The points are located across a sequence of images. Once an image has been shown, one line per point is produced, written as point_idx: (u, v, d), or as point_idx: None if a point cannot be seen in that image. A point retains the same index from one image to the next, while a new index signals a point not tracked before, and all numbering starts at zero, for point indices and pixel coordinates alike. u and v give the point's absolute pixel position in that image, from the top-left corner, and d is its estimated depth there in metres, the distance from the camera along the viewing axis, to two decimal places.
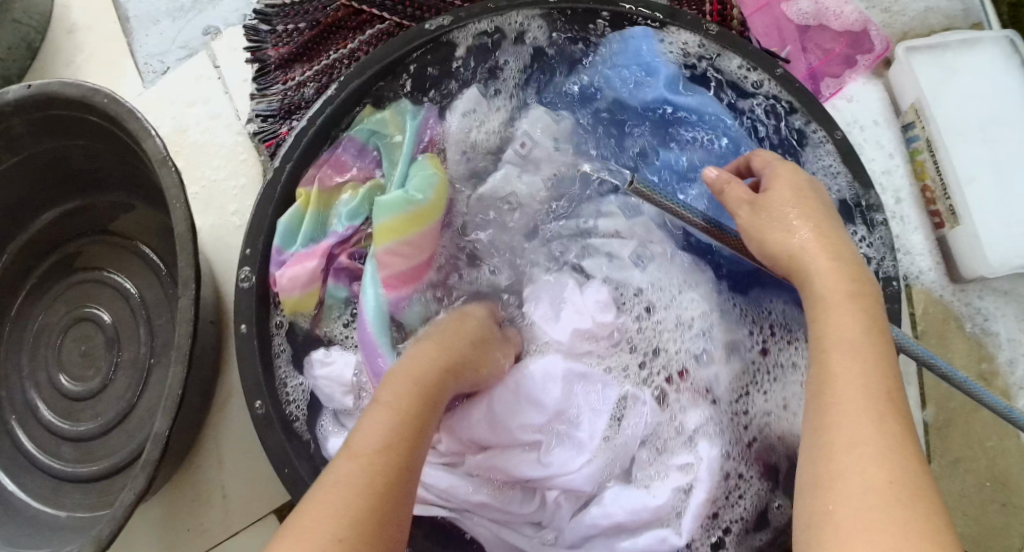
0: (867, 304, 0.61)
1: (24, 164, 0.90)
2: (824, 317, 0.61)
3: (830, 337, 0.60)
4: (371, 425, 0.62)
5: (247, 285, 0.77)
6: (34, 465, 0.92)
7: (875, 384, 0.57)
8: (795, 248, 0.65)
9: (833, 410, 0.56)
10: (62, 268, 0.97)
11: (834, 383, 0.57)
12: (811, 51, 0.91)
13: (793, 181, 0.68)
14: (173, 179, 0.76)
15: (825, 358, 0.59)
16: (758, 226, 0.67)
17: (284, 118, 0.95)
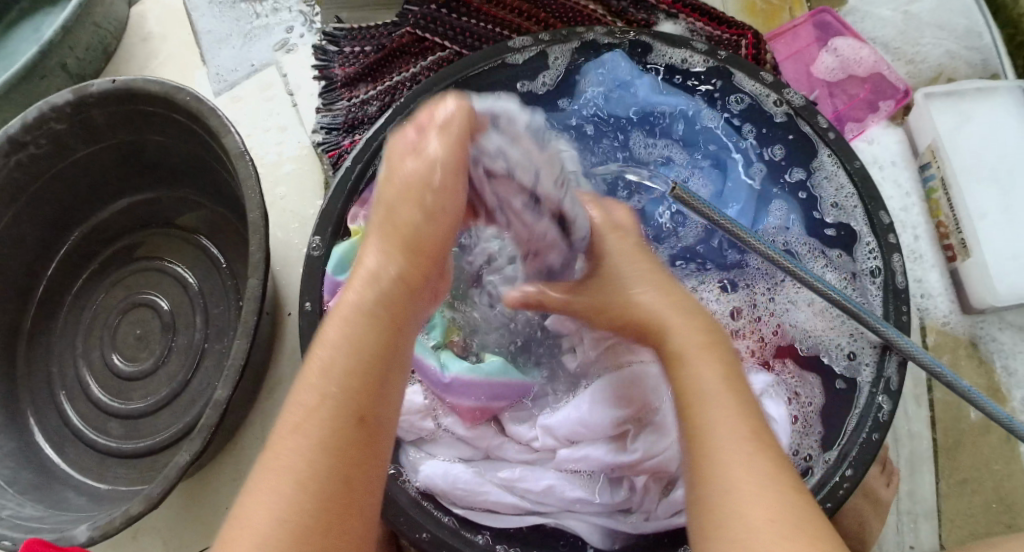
0: (721, 350, 0.64)
1: (98, 154, 0.97)
2: (689, 368, 0.62)
3: (705, 389, 0.61)
4: (325, 351, 0.58)
5: (317, 253, 0.82)
6: (80, 439, 0.96)
7: (742, 430, 0.59)
8: (646, 310, 0.66)
9: (709, 462, 0.58)
10: (122, 255, 1.03)
11: (713, 431, 0.59)
12: (838, 96, 0.98)
13: (620, 250, 0.70)
14: (249, 170, 0.82)
15: (688, 412, 0.61)
16: (601, 290, 0.69)
17: (347, 132, 1.02)
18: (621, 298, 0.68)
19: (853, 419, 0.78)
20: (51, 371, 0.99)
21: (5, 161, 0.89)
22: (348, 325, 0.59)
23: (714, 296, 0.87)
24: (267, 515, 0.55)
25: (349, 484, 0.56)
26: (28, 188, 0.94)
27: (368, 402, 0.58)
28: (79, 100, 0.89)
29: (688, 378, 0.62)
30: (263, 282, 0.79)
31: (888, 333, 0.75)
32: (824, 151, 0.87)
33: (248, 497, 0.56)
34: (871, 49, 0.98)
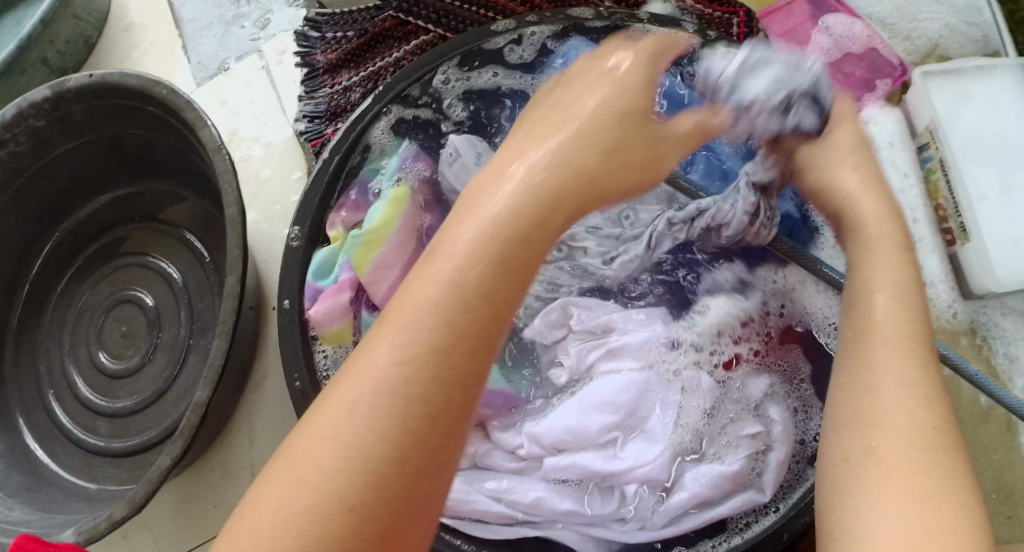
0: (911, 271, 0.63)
1: (78, 149, 0.95)
2: (879, 269, 0.62)
3: (879, 293, 0.61)
4: (457, 248, 0.56)
5: (296, 242, 0.79)
6: (68, 438, 0.96)
7: (915, 340, 0.58)
8: (843, 197, 0.67)
9: (880, 354, 0.58)
10: (107, 252, 1.02)
11: (880, 334, 0.59)
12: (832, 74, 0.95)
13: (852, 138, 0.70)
14: (226, 164, 0.81)
15: (870, 306, 0.61)
16: (812, 166, 0.71)
17: (330, 120, 1.00)
18: (850, 207, 0.67)
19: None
20: (39, 370, 0.99)
21: None
22: (498, 212, 0.57)
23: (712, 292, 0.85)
24: (353, 415, 0.52)
25: (450, 361, 0.53)
26: (9, 186, 0.92)
27: (499, 295, 0.56)
28: (56, 96, 0.88)
29: (865, 311, 0.61)
30: (241, 279, 0.78)
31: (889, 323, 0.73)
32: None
33: (337, 384, 0.54)
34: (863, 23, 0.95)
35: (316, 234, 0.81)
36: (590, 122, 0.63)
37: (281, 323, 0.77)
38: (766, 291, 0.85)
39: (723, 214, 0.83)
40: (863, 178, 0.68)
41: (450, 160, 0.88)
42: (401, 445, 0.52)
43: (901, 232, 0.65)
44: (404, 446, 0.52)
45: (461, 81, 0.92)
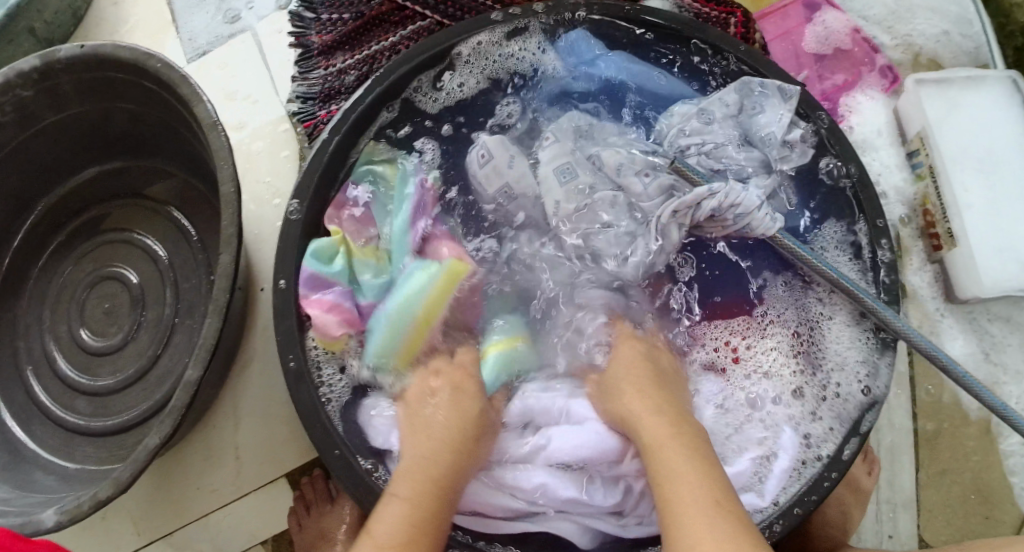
0: (696, 445, 0.67)
1: (64, 122, 0.93)
2: (662, 455, 0.66)
3: (665, 474, 0.64)
4: (385, 521, 0.65)
5: (295, 218, 0.78)
6: (47, 416, 0.94)
7: (707, 501, 0.61)
8: (626, 413, 0.73)
9: (674, 527, 0.60)
10: (92, 226, 1.00)
11: (671, 511, 0.62)
12: (825, 77, 0.97)
13: (633, 355, 0.79)
14: (222, 141, 0.79)
15: (662, 489, 0.64)
16: (603, 392, 0.78)
17: (323, 102, 0.99)
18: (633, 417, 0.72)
19: (860, 405, 0.79)
20: (17, 347, 0.96)
21: None
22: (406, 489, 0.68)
23: (733, 313, 0.86)
24: None
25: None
26: None
27: (434, 530, 0.66)
28: (45, 66, 0.85)
29: (663, 482, 0.64)
30: (236, 258, 0.77)
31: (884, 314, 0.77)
32: (790, 108, 0.85)
33: None
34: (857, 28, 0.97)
35: (312, 214, 0.80)
36: (460, 410, 0.76)
37: (276, 304, 0.76)
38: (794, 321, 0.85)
39: (735, 194, 0.80)
40: (629, 392, 0.74)
41: (481, 162, 0.87)
42: None
43: (685, 423, 0.70)
44: None
45: (448, 82, 0.89)
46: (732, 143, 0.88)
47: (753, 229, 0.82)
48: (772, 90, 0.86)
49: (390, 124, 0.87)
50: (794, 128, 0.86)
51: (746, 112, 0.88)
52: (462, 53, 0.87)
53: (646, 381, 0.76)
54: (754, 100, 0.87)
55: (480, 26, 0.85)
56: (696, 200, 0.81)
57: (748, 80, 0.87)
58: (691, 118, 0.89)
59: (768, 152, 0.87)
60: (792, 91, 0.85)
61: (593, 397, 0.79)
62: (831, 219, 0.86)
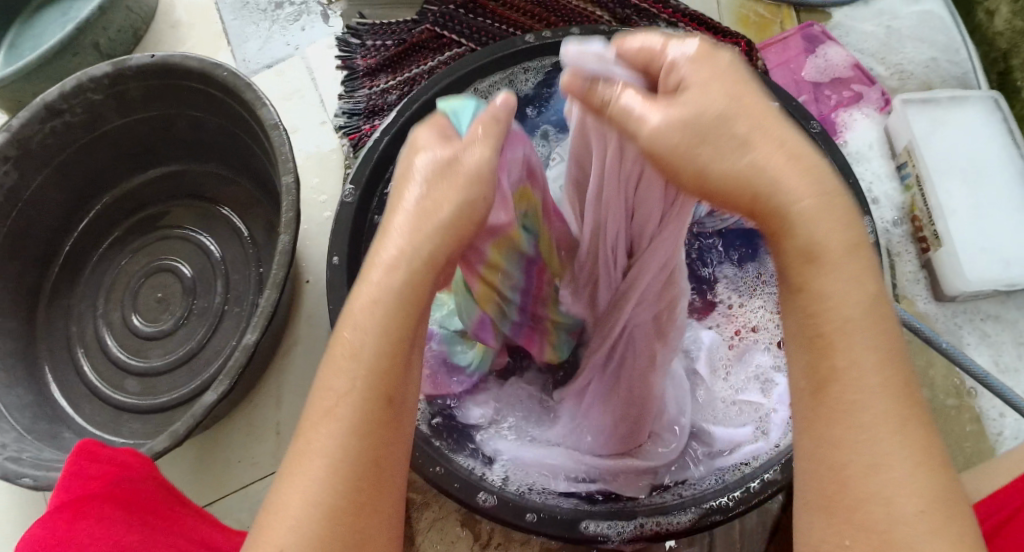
0: (863, 260, 0.51)
1: (129, 126, 1.02)
2: (829, 274, 0.51)
3: (835, 311, 0.50)
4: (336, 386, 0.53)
5: (349, 201, 0.87)
6: (95, 395, 0.99)
7: (886, 365, 0.50)
8: (751, 169, 0.51)
9: (847, 390, 0.50)
10: (148, 225, 1.09)
11: (842, 379, 0.50)
12: (822, 102, 1.08)
13: (718, 73, 0.53)
14: (282, 139, 0.88)
15: (824, 337, 0.50)
16: (699, 153, 0.52)
17: (368, 117, 1.09)
18: (783, 219, 0.51)
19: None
20: (70, 330, 1.03)
21: (42, 125, 0.93)
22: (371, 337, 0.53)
23: (730, 272, 0.91)
24: (314, 493, 0.51)
25: (385, 472, 0.52)
26: (61, 153, 0.98)
27: (398, 383, 0.54)
28: (117, 73, 0.94)
29: (836, 322, 0.50)
30: (292, 241, 0.85)
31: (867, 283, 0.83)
32: None
33: (296, 464, 0.52)
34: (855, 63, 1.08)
35: (363, 202, 0.88)
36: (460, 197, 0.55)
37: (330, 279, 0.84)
38: None
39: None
40: (752, 162, 0.52)
41: None
42: (365, 496, 0.51)
43: (864, 253, 0.51)
44: (360, 499, 0.51)
45: None
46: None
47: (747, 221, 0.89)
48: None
49: None
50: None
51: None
52: (491, 73, 0.95)
53: (825, 196, 0.51)
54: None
55: (509, 48, 0.95)
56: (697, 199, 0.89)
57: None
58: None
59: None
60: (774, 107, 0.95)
61: (682, 151, 0.52)
62: None
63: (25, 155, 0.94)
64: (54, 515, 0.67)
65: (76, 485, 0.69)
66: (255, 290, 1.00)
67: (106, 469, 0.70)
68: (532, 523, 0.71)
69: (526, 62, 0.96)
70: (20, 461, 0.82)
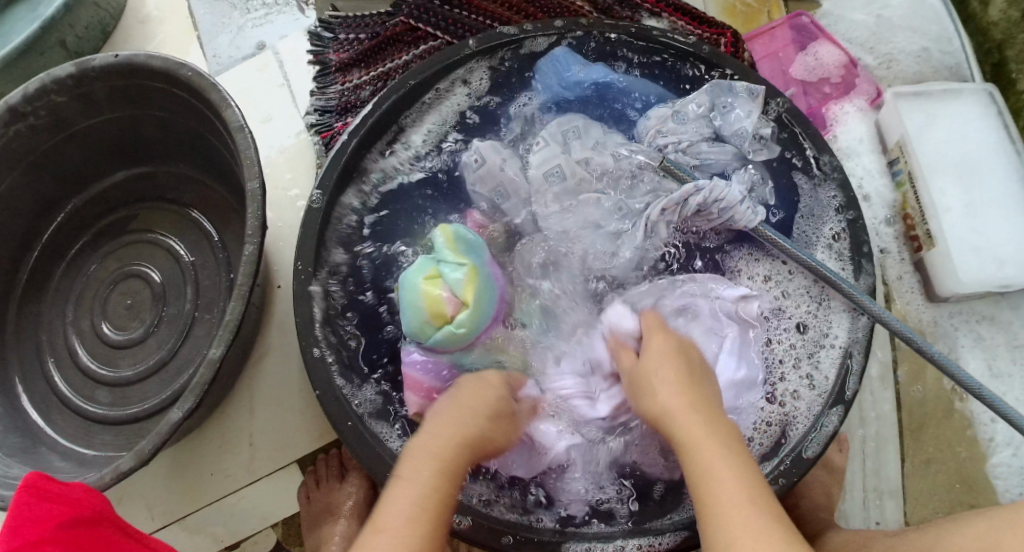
0: (724, 431, 0.67)
1: (95, 128, 0.98)
2: (692, 439, 0.66)
3: (707, 474, 0.64)
4: (390, 508, 0.63)
5: (317, 205, 0.82)
6: (65, 405, 0.97)
7: (748, 488, 0.63)
8: (660, 410, 0.70)
9: (723, 521, 0.62)
10: (117, 228, 1.06)
11: (717, 502, 0.62)
12: (811, 94, 1.05)
13: (665, 349, 0.75)
14: (249, 144, 0.85)
15: (704, 482, 0.64)
16: (638, 380, 0.74)
17: (340, 114, 1.05)
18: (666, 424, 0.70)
19: (835, 367, 0.83)
20: (40, 340, 1.00)
21: (5, 129, 0.90)
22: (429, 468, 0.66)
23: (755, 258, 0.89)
24: None
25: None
26: (26, 157, 0.95)
27: (444, 505, 0.64)
28: (79, 74, 0.90)
29: (692, 463, 0.65)
30: (259, 247, 0.82)
31: (857, 297, 0.80)
32: (757, 107, 0.89)
33: None
34: (848, 60, 1.04)
35: (331, 206, 0.84)
36: (479, 400, 0.74)
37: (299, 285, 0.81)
38: (800, 282, 0.87)
39: (719, 189, 0.83)
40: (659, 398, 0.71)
41: (474, 167, 0.89)
42: None
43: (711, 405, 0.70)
44: None
45: (437, 102, 0.92)
46: (705, 139, 0.91)
47: (736, 222, 0.85)
48: (740, 90, 0.89)
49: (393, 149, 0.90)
50: (764, 123, 0.89)
51: (718, 110, 0.90)
52: (467, 66, 0.91)
53: (696, 397, 0.70)
54: (726, 99, 0.90)
55: (488, 42, 0.90)
56: (683, 197, 0.84)
57: (718, 81, 0.90)
58: (666, 119, 0.91)
59: (742, 145, 0.90)
60: (759, 90, 0.88)
61: (665, 413, 0.70)
62: (805, 192, 0.89)
63: None
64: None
65: (28, 528, 0.68)
66: (227, 295, 0.97)
67: (58, 510, 0.70)
68: (509, 545, 0.74)
69: (502, 53, 0.92)
70: None
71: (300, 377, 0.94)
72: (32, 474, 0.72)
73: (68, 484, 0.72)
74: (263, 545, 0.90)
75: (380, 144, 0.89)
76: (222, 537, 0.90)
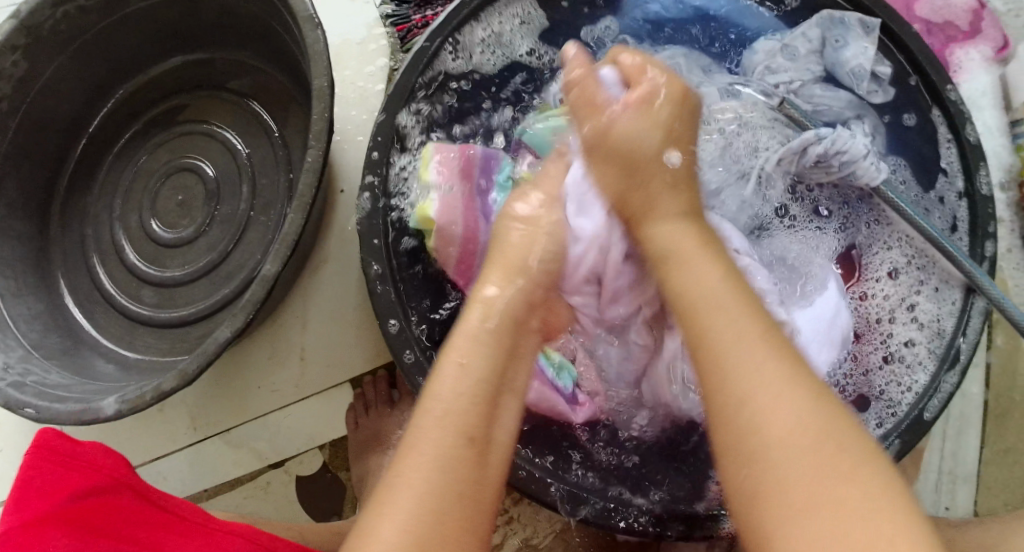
0: (751, 310, 0.59)
1: (152, 9, 0.91)
2: (715, 324, 0.58)
3: (729, 384, 0.56)
4: (438, 399, 0.59)
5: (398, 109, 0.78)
6: (110, 303, 0.94)
7: (794, 393, 0.55)
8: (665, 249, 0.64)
9: (783, 443, 0.53)
10: (168, 118, 0.99)
11: (754, 403, 0.55)
12: (934, 35, 0.94)
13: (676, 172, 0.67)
14: (318, 37, 0.75)
15: (728, 378, 0.56)
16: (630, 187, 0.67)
17: (420, 6, 0.94)
18: (666, 254, 0.64)
19: (942, 331, 0.78)
20: (85, 234, 0.96)
21: (53, 10, 0.83)
22: (470, 347, 0.62)
23: (850, 221, 0.83)
24: (417, 512, 0.55)
25: (471, 507, 0.56)
26: (74, 41, 0.88)
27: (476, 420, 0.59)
28: None
29: (726, 370, 0.56)
30: (323, 153, 0.73)
31: (979, 279, 0.74)
32: (873, 42, 0.81)
33: (386, 484, 0.57)
34: (977, 3, 0.93)
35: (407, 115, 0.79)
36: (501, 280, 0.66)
37: (367, 187, 0.77)
38: (901, 240, 0.81)
39: (842, 141, 0.77)
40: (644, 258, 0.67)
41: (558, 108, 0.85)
42: (461, 506, 0.56)
43: (688, 265, 0.62)
44: (445, 508, 0.55)
45: (520, 10, 0.85)
46: (814, 80, 0.85)
47: (857, 177, 0.79)
48: (854, 22, 0.81)
49: (461, 58, 0.83)
50: (882, 61, 0.81)
51: (829, 45, 0.83)
52: None
53: (730, 271, 0.61)
54: (838, 32, 0.82)
55: None
56: (804, 144, 0.78)
57: (828, 12, 0.82)
58: (775, 53, 0.84)
59: (858, 87, 0.83)
60: (875, 24, 0.80)
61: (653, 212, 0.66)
62: (928, 141, 0.81)
63: (35, 43, 0.84)
64: (7, 538, 0.60)
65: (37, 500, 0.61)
66: (284, 198, 0.91)
67: (72, 479, 0.63)
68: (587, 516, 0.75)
69: None
70: (24, 387, 0.78)
71: (358, 292, 0.90)
72: (43, 432, 0.63)
73: (84, 443, 0.65)
74: (310, 465, 0.89)
75: (453, 41, 0.81)
76: (265, 455, 0.88)
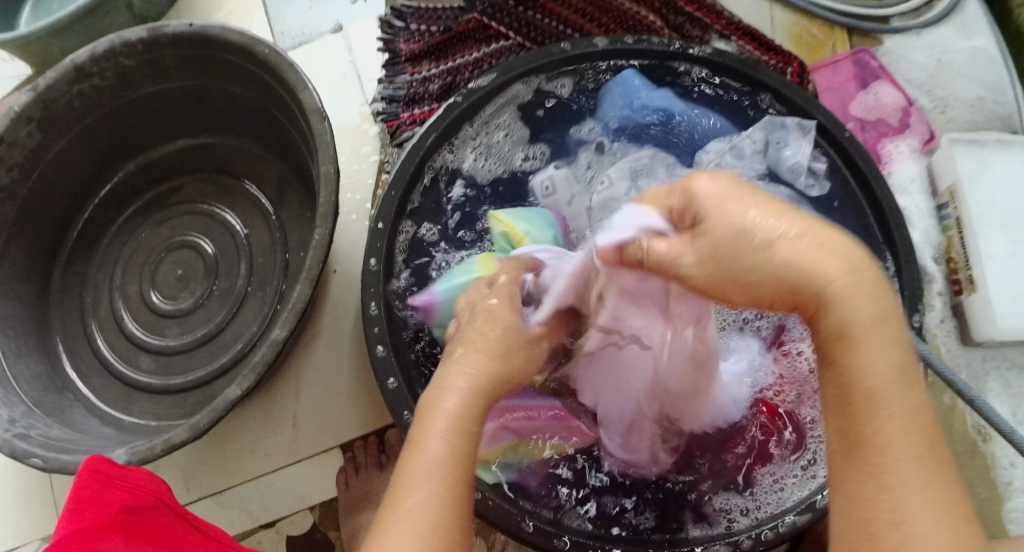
0: (892, 326, 0.52)
1: (160, 95, 0.97)
2: (855, 348, 0.52)
3: (885, 438, 0.51)
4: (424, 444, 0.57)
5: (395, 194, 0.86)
6: (107, 369, 0.98)
7: (917, 419, 0.51)
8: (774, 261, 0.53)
9: (900, 467, 0.50)
10: (168, 197, 1.06)
11: (878, 429, 0.51)
12: (868, 131, 1.06)
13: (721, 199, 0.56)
14: (325, 128, 0.82)
15: (856, 397, 0.52)
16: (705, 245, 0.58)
17: (407, 105, 1.01)
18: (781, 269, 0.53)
19: None
20: (84, 302, 1.01)
21: (68, 88, 0.89)
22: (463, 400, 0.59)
23: None
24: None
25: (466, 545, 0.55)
26: (86, 118, 0.94)
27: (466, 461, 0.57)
28: (151, 39, 0.88)
29: (860, 390, 0.52)
30: (328, 233, 0.80)
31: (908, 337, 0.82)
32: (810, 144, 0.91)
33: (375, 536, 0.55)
34: (906, 102, 1.06)
35: (400, 207, 0.87)
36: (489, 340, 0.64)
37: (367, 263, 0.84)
38: None
39: None
40: (738, 294, 0.55)
41: (545, 193, 0.92)
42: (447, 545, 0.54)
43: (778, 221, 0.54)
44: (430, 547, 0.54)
45: (502, 110, 0.94)
46: (759, 177, 0.93)
47: None
48: (793, 127, 0.92)
49: (454, 151, 0.92)
50: (818, 159, 0.92)
51: (772, 147, 0.93)
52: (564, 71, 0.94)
53: (853, 271, 0.52)
54: (779, 135, 0.92)
55: (548, 57, 0.92)
56: None
57: (771, 118, 0.92)
58: (724, 153, 0.93)
59: (797, 183, 0.92)
60: (812, 126, 0.91)
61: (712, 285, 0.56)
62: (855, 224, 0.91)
63: (49, 117, 0.89)
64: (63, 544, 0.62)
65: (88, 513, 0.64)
66: (280, 275, 0.97)
67: (121, 495, 0.66)
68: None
69: (574, 68, 0.94)
70: (30, 438, 0.80)
71: (350, 360, 0.95)
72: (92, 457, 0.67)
73: (128, 469, 0.69)
74: (300, 525, 0.92)
75: (450, 136, 0.90)
76: (258, 515, 0.91)
